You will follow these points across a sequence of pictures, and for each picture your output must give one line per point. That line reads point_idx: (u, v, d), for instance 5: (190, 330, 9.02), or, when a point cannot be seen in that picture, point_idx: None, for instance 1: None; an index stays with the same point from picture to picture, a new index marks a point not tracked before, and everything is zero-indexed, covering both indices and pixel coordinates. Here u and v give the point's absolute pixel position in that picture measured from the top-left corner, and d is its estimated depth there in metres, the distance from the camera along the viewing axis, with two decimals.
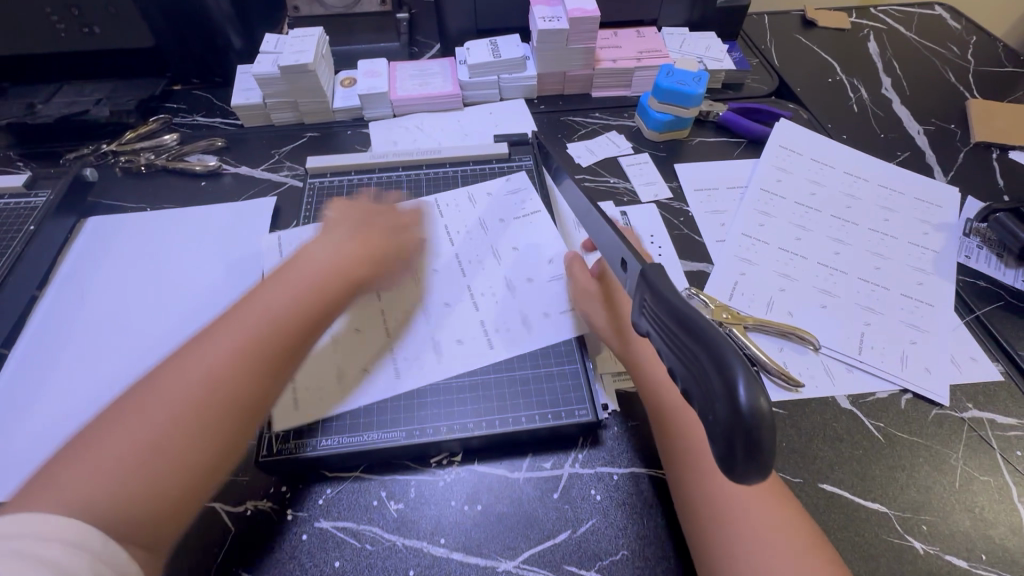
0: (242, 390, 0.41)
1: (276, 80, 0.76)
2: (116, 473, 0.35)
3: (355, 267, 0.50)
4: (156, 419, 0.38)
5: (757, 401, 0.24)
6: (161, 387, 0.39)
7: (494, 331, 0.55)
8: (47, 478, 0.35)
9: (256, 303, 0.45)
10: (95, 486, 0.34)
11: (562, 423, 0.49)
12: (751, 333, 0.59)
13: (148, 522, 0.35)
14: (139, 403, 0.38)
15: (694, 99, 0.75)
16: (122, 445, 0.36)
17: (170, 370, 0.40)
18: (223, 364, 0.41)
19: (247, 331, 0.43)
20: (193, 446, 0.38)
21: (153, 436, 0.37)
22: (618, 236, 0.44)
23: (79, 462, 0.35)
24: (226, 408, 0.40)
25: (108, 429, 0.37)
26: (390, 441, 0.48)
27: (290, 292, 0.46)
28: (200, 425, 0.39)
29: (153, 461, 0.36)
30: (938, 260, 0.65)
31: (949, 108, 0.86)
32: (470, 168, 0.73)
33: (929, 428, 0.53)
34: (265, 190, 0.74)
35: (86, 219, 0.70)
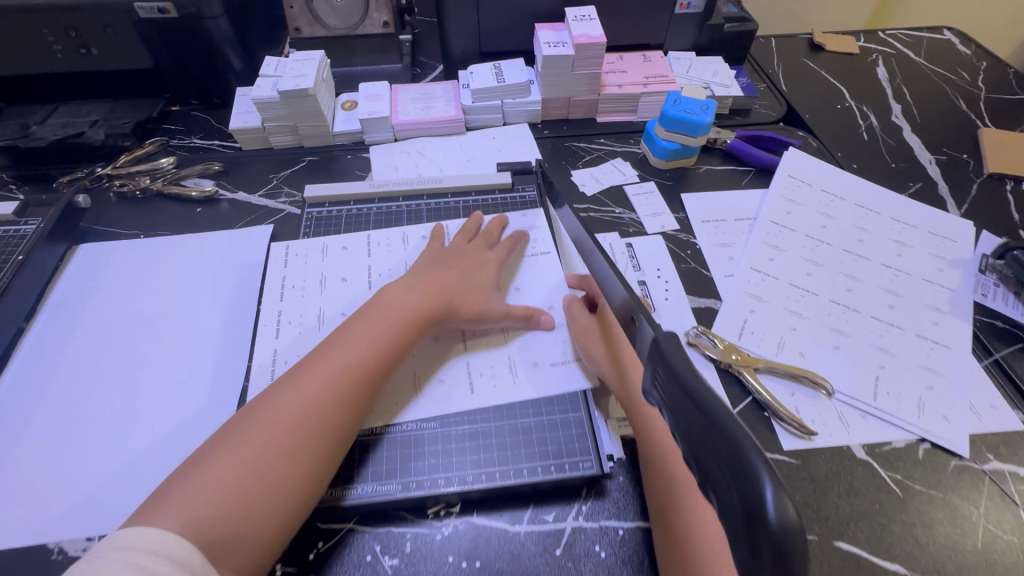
0: (325, 425, 0.45)
1: (275, 104, 0.74)
2: (213, 497, 0.40)
3: (425, 309, 0.53)
4: (252, 449, 0.42)
5: (785, 511, 0.22)
6: (257, 421, 0.44)
7: (477, 376, 0.53)
8: (165, 497, 0.40)
9: (338, 345, 0.50)
10: (196, 508, 0.39)
11: (565, 476, 0.47)
12: (761, 376, 0.57)
13: (238, 545, 0.39)
14: (239, 434, 0.44)
15: (702, 128, 0.74)
16: (222, 471, 0.41)
17: (266, 405, 0.46)
18: (311, 400, 0.46)
19: (330, 370, 0.48)
20: (278, 476, 0.42)
21: (250, 464, 0.42)
22: (631, 297, 0.43)
23: (188, 485, 0.40)
24: (310, 442, 0.44)
25: (213, 457, 0.42)
26: (386, 494, 0.46)
27: (366, 334, 0.50)
28: (286, 457, 0.43)
29: (245, 487, 0.41)
30: (953, 299, 0.63)
31: (961, 137, 0.85)
32: (473, 199, 0.72)
33: (948, 480, 0.51)
34: (263, 217, 0.73)
35: (78, 246, 0.69)
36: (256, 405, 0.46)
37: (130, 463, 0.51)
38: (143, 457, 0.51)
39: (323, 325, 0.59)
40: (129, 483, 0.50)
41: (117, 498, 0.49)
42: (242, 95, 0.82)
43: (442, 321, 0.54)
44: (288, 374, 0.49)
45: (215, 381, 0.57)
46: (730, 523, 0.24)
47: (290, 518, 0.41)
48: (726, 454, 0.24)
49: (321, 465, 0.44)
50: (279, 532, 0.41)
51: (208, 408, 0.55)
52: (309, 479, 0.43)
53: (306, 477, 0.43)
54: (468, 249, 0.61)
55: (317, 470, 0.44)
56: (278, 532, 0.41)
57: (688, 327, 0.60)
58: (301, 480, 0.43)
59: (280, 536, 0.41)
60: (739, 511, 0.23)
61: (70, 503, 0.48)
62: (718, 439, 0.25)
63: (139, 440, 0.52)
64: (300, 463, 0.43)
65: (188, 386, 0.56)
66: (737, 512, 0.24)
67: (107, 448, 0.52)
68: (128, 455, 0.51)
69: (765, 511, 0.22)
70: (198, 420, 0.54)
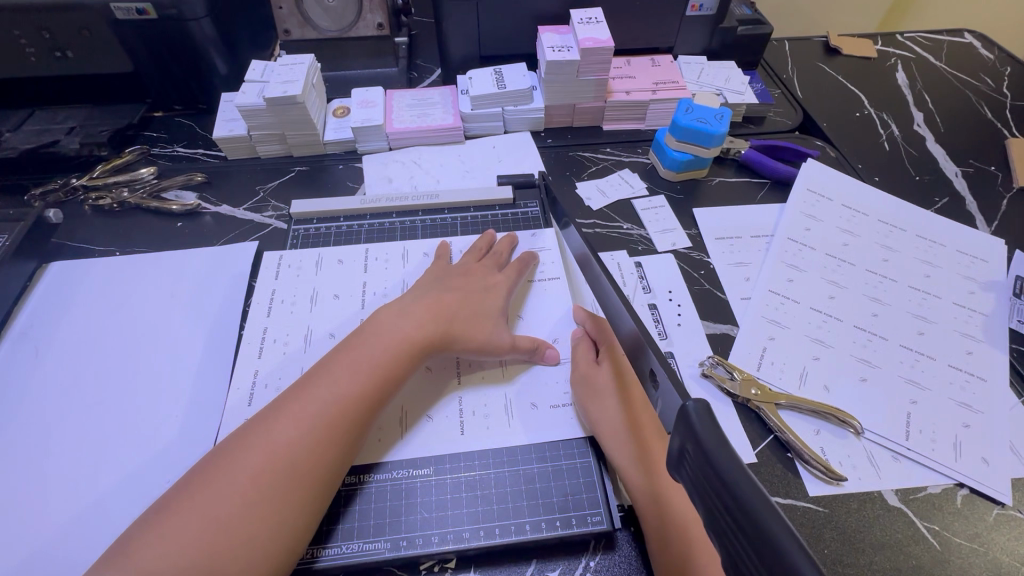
0: (304, 468, 0.41)
1: (262, 112, 0.70)
2: (176, 550, 0.36)
3: (419, 336, 0.49)
4: (222, 495, 0.38)
5: None
6: (231, 461, 0.40)
7: (469, 415, 0.49)
8: (128, 549, 0.36)
9: (321, 376, 0.46)
10: (157, 563, 0.35)
11: (573, 533, 0.43)
12: (783, 413, 0.52)
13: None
14: (210, 475, 0.40)
15: (716, 139, 0.69)
16: (188, 521, 0.37)
17: (241, 444, 0.42)
18: (289, 440, 0.41)
19: (311, 406, 0.43)
20: (248, 526, 0.37)
21: (220, 513, 0.37)
22: (642, 333, 0.39)
23: (152, 537, 0.37)
24: (286, 487, 0.40)
25: (183, 501, 0.38)
26: (375, 553, 0.42)
27: (351, 364, 0.46)
28: (258, 505, 0.38)
29: (212, 539, 0.36)
30: (987, 324, 0.59)
31: (987, 147, 0.80)
32: (471, 215, 0.67)
33: (990, 532, 0.46)
34: (247, 232, 0.68)
35: (49, 264, 0.64)
36: (231, 443, 0.42)
37: (94, 510, 0.46)
38: (109, 504, 0.47)
39: (309, 345, 0.55)
40: (92, 534, 0.45)
41: (77, 551, 0.44)
42: (228, 101, 0.77)
43: (438, 349, 0.50)
44: (268, 408, 0.44)
45: (190, 417, 0.52)
46: None
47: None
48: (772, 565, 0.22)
49: (298, 514, 0.39)
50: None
51: (182, 447, 0.50)
52: (283, 532, 0.38)
53: (280, 528, 0.38)
54: (477, 269, 0.57)
55: (294, 520, 0.39)
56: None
57: (703, 356, 0.56)
58: (275, 532, 0.38)
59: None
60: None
61: (24, 558, 0.43)
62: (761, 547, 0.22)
63: (106, 484, 0.48)
64: (274, 512, 0.39)
65: (161, 421, 0.52)
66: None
67: (70, 492, 0.47)
68: (93, 501, 0.47)
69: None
70: (171, 460, 0.49)
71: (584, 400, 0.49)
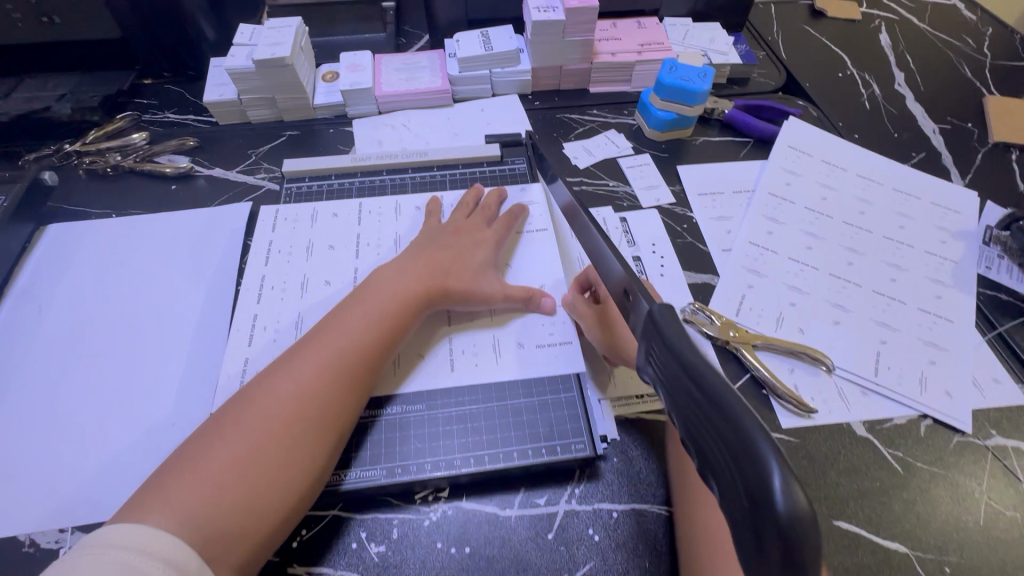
0: (325, 412, 0.43)
1: (251, 75, 0.70)
2: (211, 489, 0.38)
3: (422, 290, 0.51)
4: (249, 439, 0.40)
5: (794, 498, 0.21)
6: (253, 408, 0.42)
7: (459, 354, 0.52)
8: (155, 491, 0.38)
9: (333, 328, 0.47)
10: (193, 501, 0.37)
11: (557, 459, 0.46)
12: (759, 352, 0.55)
13: (235, 541, 0.37)
14: (231, 423, 0.41)
15: (699, 96, 0.70)
16: (218, 464, 0.39)
17: (261, 392, 0.43)
18: (309, 388, 0.43)
19: (327, 356, 0.45)
20: (280, 468, 0.40)
21: (249, 456, 0.40)
22: (629, 273, 0.41)
23: (182, 478, 0.38)
24: (311, 429, 0.42)
25: (207, 445, 0.40)
26: (371, 480, 0.45)
27: (359, 314, 0.48)
28: (285, 447, 0.41)
29: (249, 480, 0.39)
30: (957, 270, 0.62)
31: (966, 105, 0.82)
32: (460, 172, 0.69)
33: (950, 457, 0.49)
34: (241, 194, 0.69)
35: (47, 226, 0.65)
36: (250, 391, 0.44)
37: (106, 452, 0.49)
38: (119, 445, 0.49)
39: (305, 294, 0.56)
40: (106, 473, 0.47)
41: (92, 488, 0.47)
42: (217, 66, 0.78)
43: (438, 303, 0.52)
44: (281, 359, 0.46)
45: (192, 366, 0.54)
46: (732, 500, 0.23)
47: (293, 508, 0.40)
48: (730, 442, 0.23)
49: (322, 454, 0.42)
50: (281, 523, 0.39)
51: (186, 394, 0.52)
52: (311, 470, 0.41)
53: (308, 464, 0.41)
54: (465, 226, 0.58)
55: (320, 458, 0.42)
56: (279, 523, 0.39)
57: (684, 304, 0.58)
58: (304, 469, 0.41)
59: (279, 527, 0.39)
60: (741, 498, 0.23)
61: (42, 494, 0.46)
62: (723, 422, 0.23)
63: (115, 429, 0.50)
64: (301, 451, 0.41)
65: (164, 371, 0.54)
66: (738, 498, 0.23)
67: (80, 436, 0.50)
68: (103, 444, 0.49)
69: (772, 501, 0.21)
70: (176, 406, 0.52)
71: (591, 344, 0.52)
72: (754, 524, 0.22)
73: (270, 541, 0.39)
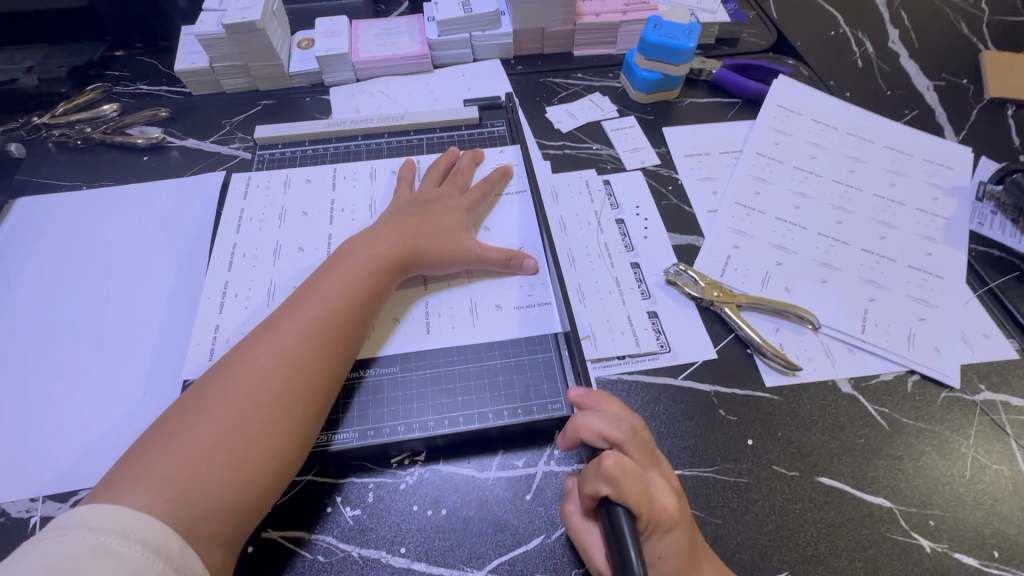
0: (310, 380, 0.42)
1: (222, 41, 0.68)
2: (198, 462, 0.37)
3: (399, 257, 0.50)
4: (234, 412, 0.39)
5: None
6: (236, 379, 0.41)
7: (435, 316, 0.51)
8: (136, 466, 0.37)
9: (312, 296, 0.46)
10: (178, 476, 0.36)
11: (535, 419, 0.45)
12: (744, 312, 0.54)
13: (223, 515, 0.36)
14: (214, 396, 0.40)
15: (684, 55, 0.68)
16: (202, 438, 0.38)
17: (244, 363, 0.42)
18: (294, 357, 0.42)
19: (307, 324, 0.44)
20: (266, 438, 0.39)
21: (234, 429, 0.39)
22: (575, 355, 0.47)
23: (166, 453, 0.37)
24: (298, 398, 0.41)
25: (190, 419, 0.39)
26: (345, 442, 0.44)
27: (337, 282, 0.47)
28: (274, 418, 0.40)
29: (239, 452, 0.38)
30: (948, 226, 0.60)
31: (962, 62, 0.79)
32: (438, 136, 0.67)
33: (937, 412, 0.48)
34: (215, 164, 0.68)
35: (16, 200, 0.64)
36: (231, 363, 0.42)
37: (79, 424, 0.48)
38: (92, 415, 0.49)
39: (279, 261, 0.55)
40: (80, 442, 0.47)
41: (65, 458, 0.46)
42: (188, 34, 0.75)
43: (414, 268, 0.51)
44: (261, 329, 0.45)
45: (166, 335, 0.53)
46: None
47: (280, 477, 0.39)
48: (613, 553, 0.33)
49: (307, 423, 0.41)
50: (267, 495, 0.39)
51: (160, 364, 0.52)
52: (297, 441, 0.40)
53: (292, 434, 0.40)
54: (437, 194, 0.57)
55: (306, 429, 0.41)
56: (265, 495, 0.39)
57: (668, 265, 0.57)
58: (289, 439, 0.40)
59: (265, 500, 0.39)
60: None
61: (15, 466, 0.46)
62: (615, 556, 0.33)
63: (87, 402, 0.49)
64: (288, 423, 0.40)
65: (137, 342, 0.53)
66: None
67: (53, 408, 0.49)
68: (76, 415, 0.49)
69: None
70: (150, 376, 0.51)
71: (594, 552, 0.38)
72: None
73: (256, 515, 0.38)
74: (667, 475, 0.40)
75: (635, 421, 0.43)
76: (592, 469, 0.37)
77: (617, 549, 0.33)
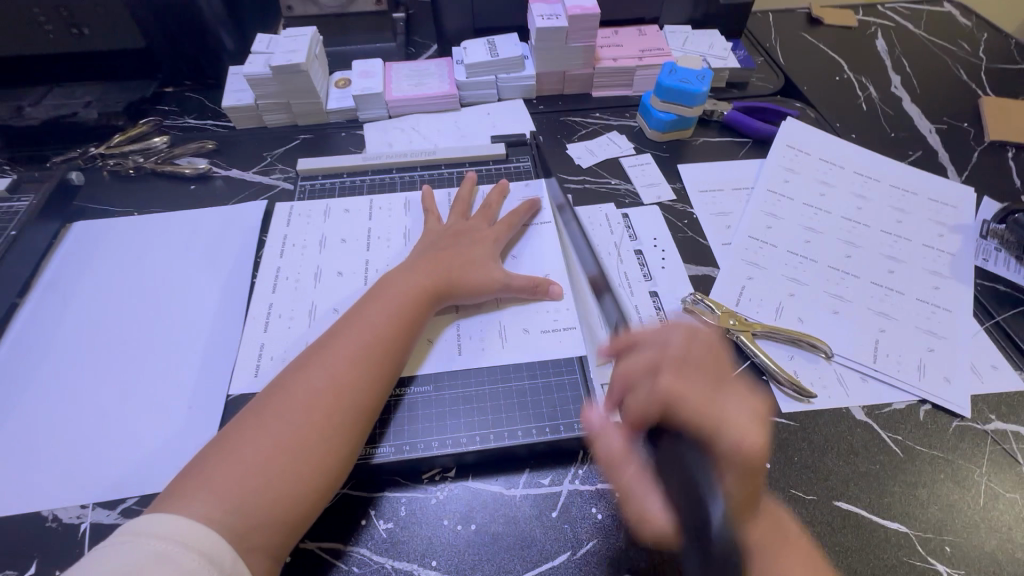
0: (357, 401, 0.45)
1: (267, 81, 0.74)
2: (255, 477, 0.39)
3: (437, 287, 0.53)
4: (289, 431, 0.42)
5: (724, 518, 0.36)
6: (290, 399, 0.44)
7: (466, 338, 0.54)
8: (197, 479, 0.39)
9: (359, 323, 0.49)
10: (237, 490, 0.39)
11: (561, 437, 0.47)
12: (759, 340, 0.56)
13: (274, 527, 0.39)
14: (269, 414, 0.43)
15: (698, 98, 0.72)
16: (259, 454, 0.40)
17: (297, 385, 0.45)
18: (342, 379, 0.45)
19: (355, 349, 0.47)
20: (316, 456, 0.42)
21: (288, 447, 0.41)
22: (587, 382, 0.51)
23: (225, 467, 0.40)
24: (346, 418, 0.44)
25: (248, 436, 0.42)
26: (380, 456, 0.46)
27: (382, 309, 0.50)
28: (323, 437, 0.42)
29: (292, 467, 0.41)
30: (954, 261, 0.63)
31: (962, 106, 0.83)
32: (467, 170, 0.71)
33: (949, 441, 0.50)
34: (256, 194, 0.72)
35: (72, 224, 0.68)
36: (284, 384, 0.45)
37: (127, 435, 0.51)
38: (138, 428, 0.51)
39: (318, 284, 0.58)
40: (126, 451, 0.50)
41: (113, 466, 0.49)
42: (235, 73, 0.81)
43: (448, 299, 0.54)
44: (312, 352, 0.48)
45: (210, 352, 0.56)
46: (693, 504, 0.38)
47: (326, 493, 0.42)
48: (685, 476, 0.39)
49: (353, 442, 0.44)
50: (314, 509, 0.41)
51: (203, 380, 0.54)
52: (343, 460, 0.43)
53: (339, 452, 0.43)
54: (465, 227, 0.60)
55: (351, 449, 0.44)
56: (311, 510, 0.41)
57: (685, 295, 0.60)
58: (336, 457, 0.42)
59: (312, 515, 0.41)
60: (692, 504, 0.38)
61: (67, 474, 0.48)
62: (678, 475, 0.39)
63: (134, 416, 0.52)
64: (336, 443, 0.43)
65: (182, 359, 0.56)
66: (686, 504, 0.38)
67: (103, 420, 0.52)
68: (123, 427, 0.51)
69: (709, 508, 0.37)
70: (194, 391, 0.54)
71: (652, 502, 0.42)
72: (700, 542, 0.37)
73: (303, 529, 0.41)
74: (736, 403, 0.46)
75: (702, 351, 0.49)
76: (650, 395, 0.44)
77: (685, 457, 0.39)
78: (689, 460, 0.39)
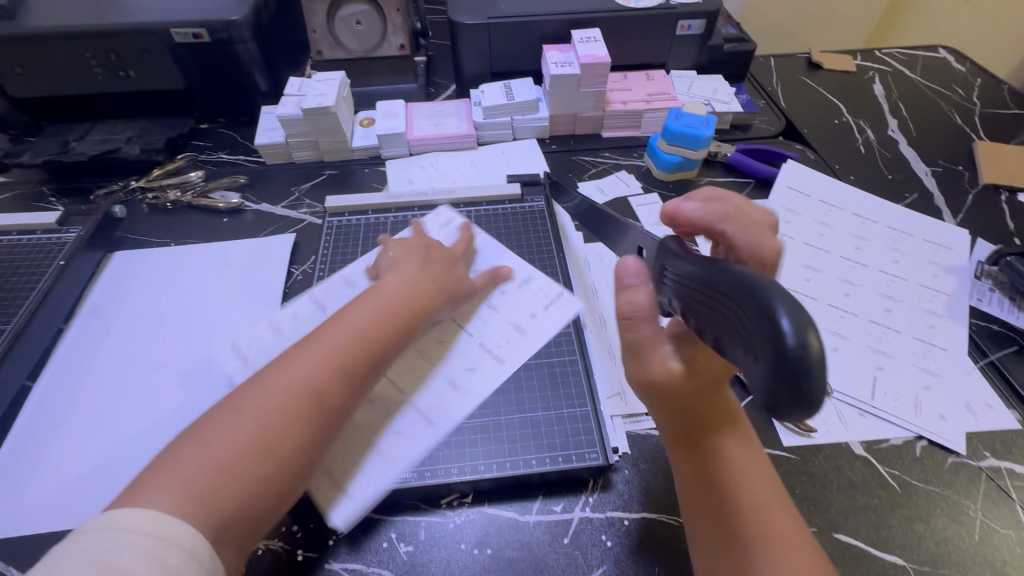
0: (332, 399, 0.45)
1: (298, 121, 0.79)
2: (220, 469, 0.39)
3: (427, 294, 0.54)
4: (260, 424, 0.41)
5: (805, 337, 0.27)
6: (265, 393, 0.43)
7: (490, 348, 0.59)
8: (164, 467, 0.38)
9: (344, 321, 0.49)
10: (201, 482, 0.38)
11: (573, 466, 0.50)
12: None
13: (236, 522, 0.38)
14: (241, 405, 0.42)
15: (703, 141, 0.77)
16: (227, 445, 0.40)
17: (274, 378, 0.44)
18: (321, 375, 0.44)
19: (337, 346, 0.47)
20: (285, 452, 0.41)
21: (257, 441, 0.40)
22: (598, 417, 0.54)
23: (192, 457, 0.39)
24: (318, 416, 0.44)
25: (217, 425, 0.41)
26: (402, 481, 0.49)
27: (370, 308, 0.50)
28: (295, 434, 0.42)
29: (258, 462, 0.40)
30: (950, 302, 0.66)
31: (957, 150, 0.87)
32: (483, 209, 0.75)
33: (945, 477, 0.52)
34: (285, 226, 0.77)
35: (113, 253, 0.73)
36: (260, 376, 0.44)
37: None
38: None
39: None
40: None
41: None
42: (267, 113, 0.87)
43: (436, 307, 0.55)
44: (294, 345, 0.47)
45: None
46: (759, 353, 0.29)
47: (291, 491, 0.42)
48: (751, 307, 0.30)
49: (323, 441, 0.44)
50: (276, 507, 0.41)
51: None
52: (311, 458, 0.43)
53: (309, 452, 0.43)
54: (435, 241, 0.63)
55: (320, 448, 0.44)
56: (275, 506, 0.41)
57: None
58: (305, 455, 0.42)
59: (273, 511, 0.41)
60: (768, 353, 0.28)
61: (106, 492, 0.52)
62: (752, 312, 0.30)
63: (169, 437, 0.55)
64: (306, 442, 0.42)
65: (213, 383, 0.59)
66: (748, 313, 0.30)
67: (139, 440, 0.55)
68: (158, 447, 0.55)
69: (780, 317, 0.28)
70: None
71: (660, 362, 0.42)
72: (772, 389, 0.28)
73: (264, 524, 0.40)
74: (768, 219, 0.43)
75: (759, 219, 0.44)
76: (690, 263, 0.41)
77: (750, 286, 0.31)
78: (759, 296, 0.30)
